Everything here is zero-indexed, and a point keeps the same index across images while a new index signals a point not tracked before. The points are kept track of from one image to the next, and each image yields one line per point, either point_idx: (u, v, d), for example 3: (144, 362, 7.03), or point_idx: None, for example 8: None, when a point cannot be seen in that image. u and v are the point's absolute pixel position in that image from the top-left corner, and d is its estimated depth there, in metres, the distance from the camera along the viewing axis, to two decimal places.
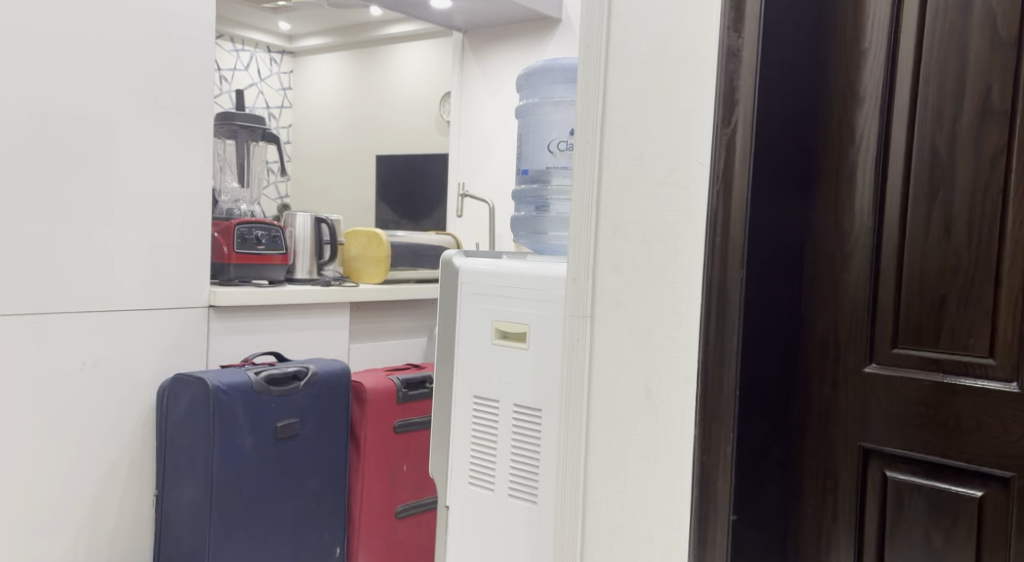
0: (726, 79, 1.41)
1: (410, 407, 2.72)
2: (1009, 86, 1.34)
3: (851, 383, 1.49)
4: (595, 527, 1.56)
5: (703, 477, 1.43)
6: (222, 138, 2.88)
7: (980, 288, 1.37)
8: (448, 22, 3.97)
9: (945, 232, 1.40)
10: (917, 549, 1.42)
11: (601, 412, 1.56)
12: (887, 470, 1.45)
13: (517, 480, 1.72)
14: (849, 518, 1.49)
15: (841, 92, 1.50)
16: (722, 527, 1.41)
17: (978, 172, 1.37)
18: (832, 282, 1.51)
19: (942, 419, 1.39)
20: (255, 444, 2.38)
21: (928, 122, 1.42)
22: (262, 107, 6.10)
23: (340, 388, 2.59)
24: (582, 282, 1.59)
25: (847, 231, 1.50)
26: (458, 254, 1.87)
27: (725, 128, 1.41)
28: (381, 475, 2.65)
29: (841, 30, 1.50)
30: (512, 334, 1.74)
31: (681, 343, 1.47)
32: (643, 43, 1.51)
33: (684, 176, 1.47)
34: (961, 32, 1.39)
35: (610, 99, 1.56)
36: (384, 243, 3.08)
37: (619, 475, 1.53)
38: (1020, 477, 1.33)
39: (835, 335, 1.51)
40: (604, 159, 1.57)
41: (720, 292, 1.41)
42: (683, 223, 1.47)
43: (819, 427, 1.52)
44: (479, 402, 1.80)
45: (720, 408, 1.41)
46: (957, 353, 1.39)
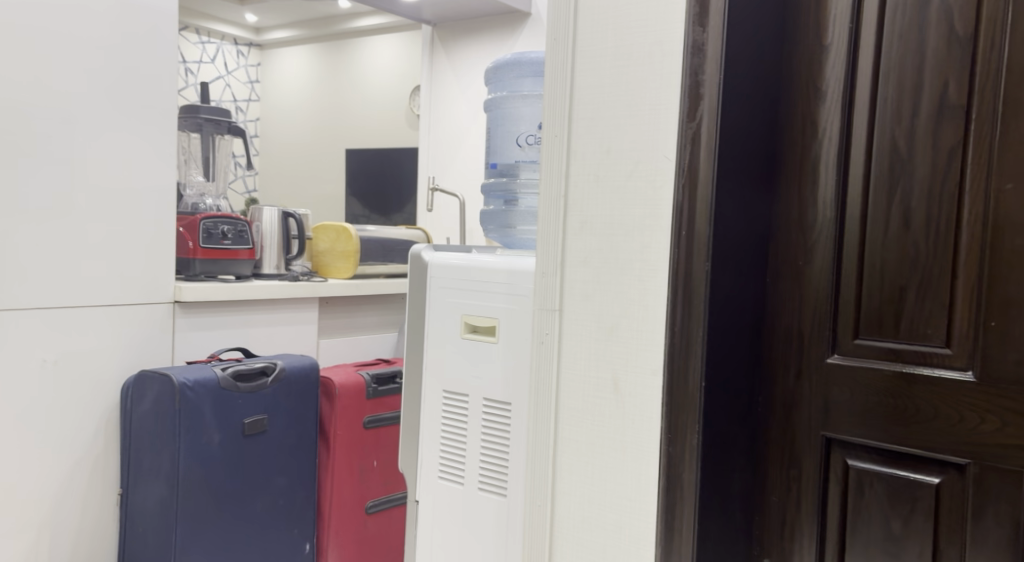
0: (690, 74, 1.42)
1: (380, 402, 2.71)
2: (965, 83, 1.38)
3: (814, 374, 1.51)
4: (564, 519, 1.58)
5: (669, 466, 1.45)
6: (186, 131, 2.85)
7: (938, 279, 1.40)
8: (417, 15, 3.96)
9: (904, 226, 1.43)
10: (878, 536, 1.46)
11: (570, 405, 1.57)
12: (849, 458, 1.48)
13: (487, 474, 1.73)
14: (812, 506, 1.52)
15: (803, 87, 1.52)
16: (688, 518, 1.43)
17: (936, 167, 1.41)
18: (795, 274, 1.53)
19: (901, 408, 1.42)
20: (223, 441, 2.37)
21: (889, 118, 1.44)
22: (228, 100, 6.04)
23: (310, 384, 2.58)
24: (550, 276, 1.59)
25: (810, 225, 1.52)
26: (426, 247, 1.87)
27: (690, 122, 1.42)
28: (351, 471, 2.65)
29: (804, 25, 1.51)
30: (482, 328, 1.75)
31: (647, 335, 1.49)
32: (610, 37, 1.52)
33: (651, 170, 1.48)
34: (920, 28, 1.41)
35: (577, 92, 1.56)
36: (353, 237, 3.05)
37: (587, 467, 1.55)
38: (975, 463, 1.36)
39: (798, 327, 1.53)
40: (572, 153, 1.58)
41: (686, 285, 1.43)
42: (649, 217, 1.48)
43: (783, 417, 1.55)
44: (449, 397, 1.80)
45: (686, 400, 1.43)
46: (915, 343, 1.42)
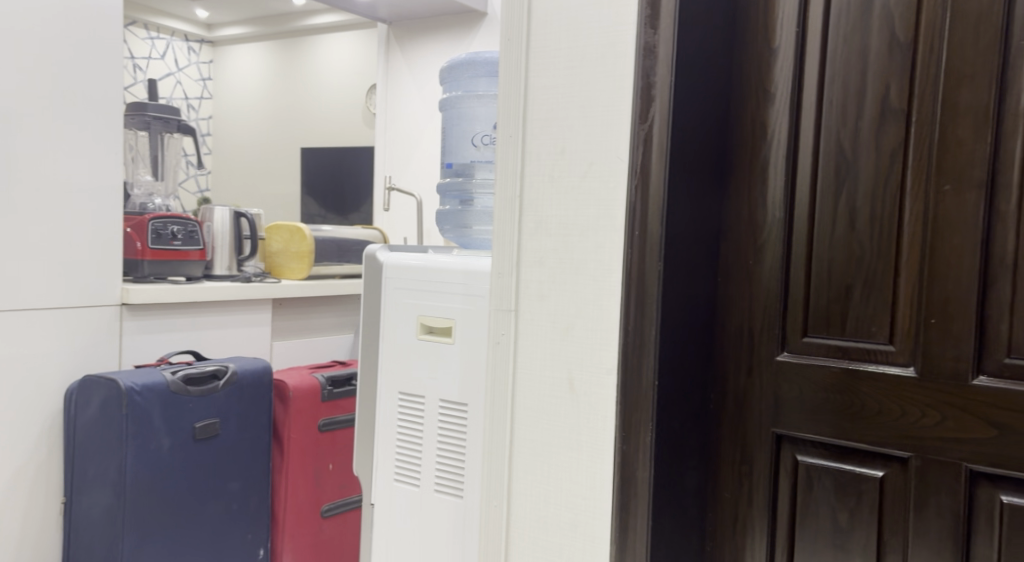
0: (642, 76, 1.44)
1: (335, 405, 2.68)
2: (907, 86, 1.42)
3: (764, 371, 1.54)
4: (519, 519, 1.59)
5: (623, 464, 1.46)
6: (133, 130, 2.80)
7: (882, 278, 1.44)
8: (373, 14, 3.94)
9: (850, 226, 1.47)
10: (826, 530, 1.49)
11: (526, 405, 1.58)
12: (798, 453, 1.51)
13: (443, 476, 1.73)
14: (763, 502, 1.55)
15: (752, 89, 1.55)
16: (642, 515, 1.45)
17: (879, 169, 1.44)
18: (746, 273, 1.56)
19: (849, 404, 1.45)
20: (173, 446, 2.33)
21: (834, 120, 1.48)
22: (179, 98, 5.94)
23: (263, 387, 2.56)
24: (506, 276, 1.60)
25: (759, 225, 1.54)
26: (382, 248, 1.86)
27: (642, 123, 1.44)
28: (306, 474, 2.62)
29: (753, 28, 1.54)
30: (438, 329, 1.75)
31: (601, 334, 1.50)
32: (564, 38, 1.53)
33: (604, 170, 1.50)
34: (863, 33, 1.45)
35: (531, 93, 1.57)
36: (307, 237, 3.03)
37: (543, 466, 1.56)
38: (917, 457, 1.40)
39: (749, 325, 1.56)
40: (526, 154, 1.58)
41: (639, 284, 1.45)
42: (604, 218, 1.50)
43: (734, 414, 1.57)
44: (405, 398, 1.79)
45: (639, 398, 1.45)
46: (861, 340, 1.46)
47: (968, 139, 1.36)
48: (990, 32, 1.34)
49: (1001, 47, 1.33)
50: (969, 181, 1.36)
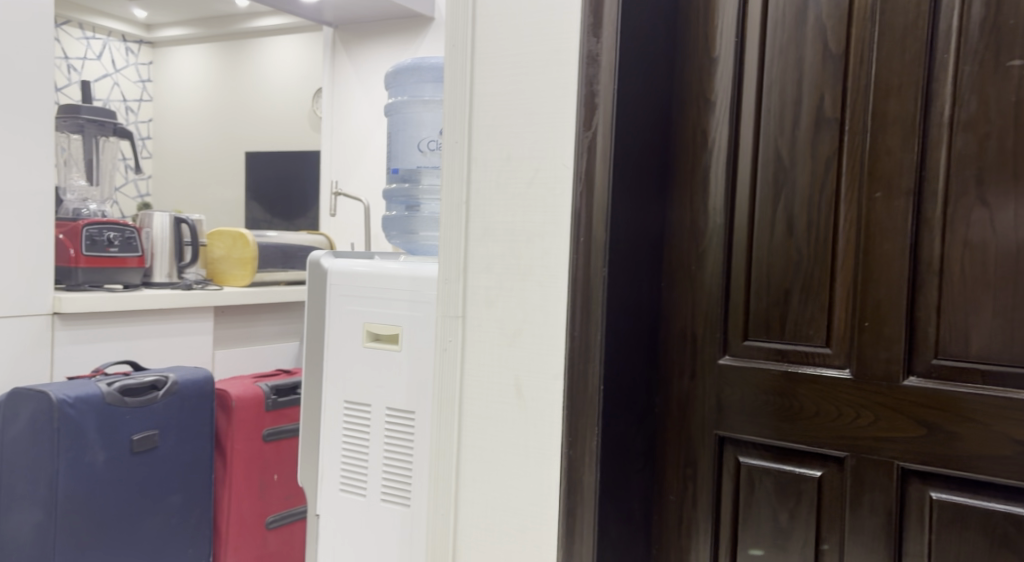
0: (586, 84, 1.46)
1: (280, 414, 2.64)
2: (840, 96, 1.46)
3: (708, 374, 1.56)
4: (466, 526, 1.59)
5: (570, 470, 1.47)
6: (66, 133, 2.73)
7: (819, 283, 1.48)
8: (318, 18, 3.91)
9: (788, 232, 1.50)
10: (767, 530, 1.52)
11: (473, 411, 1.58)
12: (740, 455, 1.54)
13: (390, 484, 1.73)
14: (707, 504, 1.57)
15: (694, 98, 1.58)
16: (588, 520, 1.46)
17: (814, 177, 1.48)
18: (689, 279, 1.59)
19: (789, 406, 1.49)
20: (108, 459, 2.28)
21: (772, 129, 1.51)
22: (117, 100, 5.81)
23: (206, 397, 2.51)
24: (453, 283, 1.60)
25: (701, 231, 1.57)
26: (327, 255, 1.85)
27: (586, 130, 1.46)
28: (250, 486, 2.57)
29: (694, 39, 1.57)
30: (384, 336, 1.74)
31: (548, 340, 1.51)
32: (508, 46, 1.54)
33: (550, 176, 1.51)
34: (799, 45, 1.49)
35: (477, 100, 1.58)
36: (250, 243, 2.99)
37: (489, 473, 1.57)
38: (853, 456, 1.44)
39: (692, 329, 1.58)
40: (472, 161, 1.59)
41: (585, 290, 1.46)
42: (549, 224, 1.51)
43: (679, 417, 1.59)
44: (351, 407, 1.78)
45: (586, 403, 1.46)
46: (799, 343, 1.49)
47: (896, 148, 1.41)
48: (917, 44, 1.39)
49: (926, 60, 1.38)
50: (898, 188, 1.41)
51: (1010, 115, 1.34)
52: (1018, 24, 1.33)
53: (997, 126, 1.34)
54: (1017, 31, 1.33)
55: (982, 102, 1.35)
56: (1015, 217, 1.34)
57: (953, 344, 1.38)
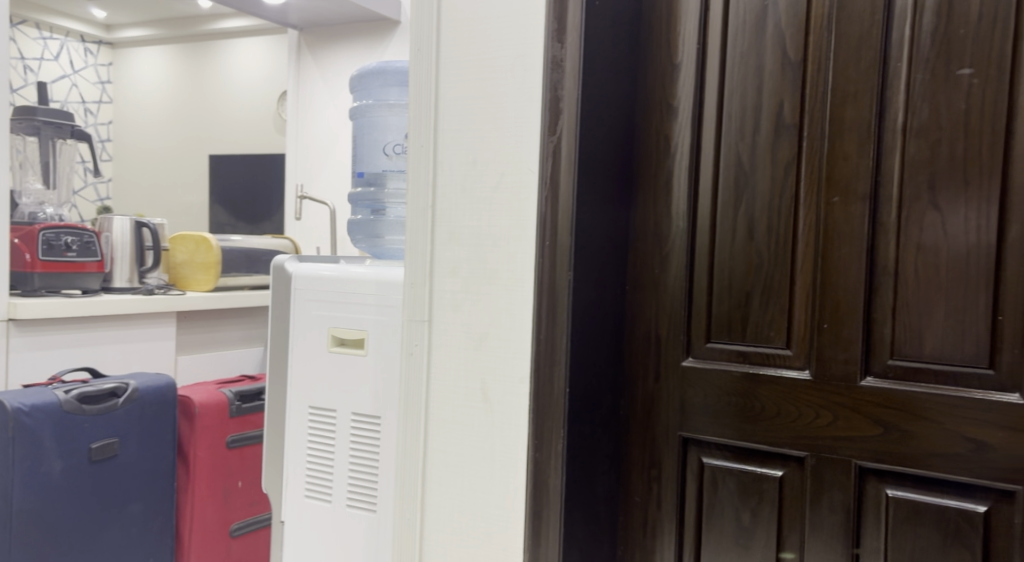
0: (550, 88, 1.47)
1: (244, 420, 2.59)
2: (799, 102, 1.48)
3: (671, 376, 1.58)
4: (432, 530, 1.59)
5: (536, 473, 1.48)
6: (22, 135, 2.68)
7: (779, 286, 1.50)
8: (283, 20, 3.88)
9: (749, 235, 1.52)
10: (729, 530, 1.54)
11: (440, 416, 1.58)
12: (703, 456, 1.56)
13: (355, 489, 1.72)
14: (671, 504, 1.59)
15: (656, 103, 1.59)
16: (554, 522, 1.47)
17: (774, 182, 1.50)
18: (653, 282, 1.60)
19: (750, 406, 1.51)
20: (66, 469, 2.20)
21: (733, 135, 1.54)
22: (75, 101, 5.72)
23: (166, 404, 2.45)
24: (419, 287, 1.60)
25: (665, 235, 1.59)
26: (291, 259, 1.84)
27: (551, 135, 1.47)
28: (213, 493, 2.52)
29: (657, 45, 1.59)
30: (349, 340, 1.74)
31: (514, 344, 1.52)
32: (473, 51, 1.55)
33: (515, 181, 1.52)
34: (758, 52, 1.51)
35: (442, 103, 1.58)
36: (214, 247, 2.94)
37: (455, 477, 1.57)
38: (813, 456, 1.47)
39: (656, 332, 1.60)
40: (438, 164, 1.59)
41: (550, 294, 1.47)
42: (514, 229, 1.52)
43: (644, 419, 1.61)
44: (316, 412, 1.77)
45: (552, 406, 1.47)
46: (760, 345, 1.52)
47: (852, 153, 1.44)
48: (872, 52, 1.42)
49: (881, 68, 1.42)
50: (855, 193, 1.44)
51: (960, 122, 1.37)
52: (968, 33, 1.36)
53: (948, 133, 1.38)
54: (967, 40, 1.37)
55: (933, 109, 1.39)
56: (966, 221, 1.37)
57: (908, 345, 1.41)
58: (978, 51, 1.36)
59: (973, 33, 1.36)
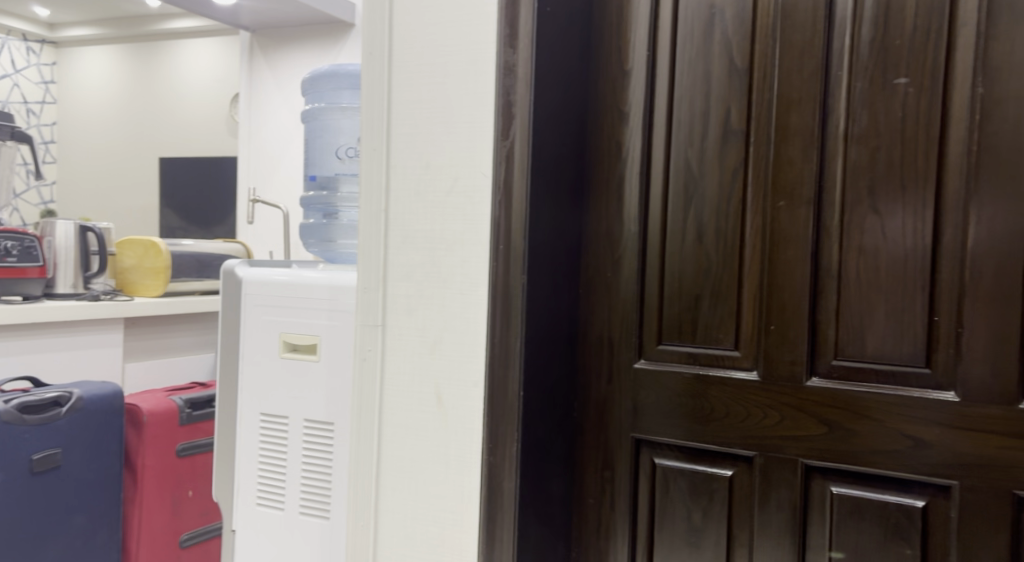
0: (503, 94, 1.48)
1: (195, 428, 2.55)
2: (745, 109, 1.51)
3: (624, 378, 1.60)
4: (386, 536, 1.58)
5: (490, 476, 1.49)
6: None
7: (728, 288, 1.53)
8: (235, 21, 3.83)
9: (698, 239, 1.55)
10: (681, 529, 1.56)
11: (393, 421, 1.58)
12: (655, 457, 1.58)
13: (308, 496, 1.71)
14: (624, 506, 1.60)
15: (608, 109, 1.61)
16: (508, 525, 1.48)
17: (722, 187, 1.53)
18: (605, 285, 1.62)
19: (701, 407, 1.54)
20: (6, 480, 2.15)
21: (682, 140, 1.56)
22: (18, 102, 5.59)
23: (112, 413, 2.39)
24: (372, 291, 1.59)
25: (617, 238, 1.61)
26: (242, 263, 1.82)
27: (504, 140, 1.48)
28: (163, 503, 2.47)
29: (608, 51, 1.61)
30: (302, 346, 1.73)
31: (468, 347, 1.52)
32: (425, 55, 1.55)
33: (470, 185, 1.52)
34: (706, 59, 1.54)
35: (394, 107, 1.58)
36: (163, 252, 2.89)
37: (409, 482, 1.56)
38: (761, 455, 1.49)
39: (609, 335, 1.62)
40: (391, 168, 1.58)
41: (504, 299, 1.48)
42: (468, 233, 1.52)
43: (597, 422, 1.62)
44: (268, 419, 1.76)
45: (506, 410, 1.48)
46: (710, 347, 1.54)
47: (797, 158, 1.47)
48: (814, 60, 1.46)
49: (823, 76, 1.46)
50: (799, 197, 1.47)
51: (897, 129, 1.42)
52: (904, 43, 1.41)
53: (886, 139, 1.42)
54: (903, 50, 1.41)
55: (872, 117, 1.43)
56: (903, 225, 1.42)
57: (851, 346, 1.45)
58: (913, 60, 1.40)
59: (909, 43, 1.41)
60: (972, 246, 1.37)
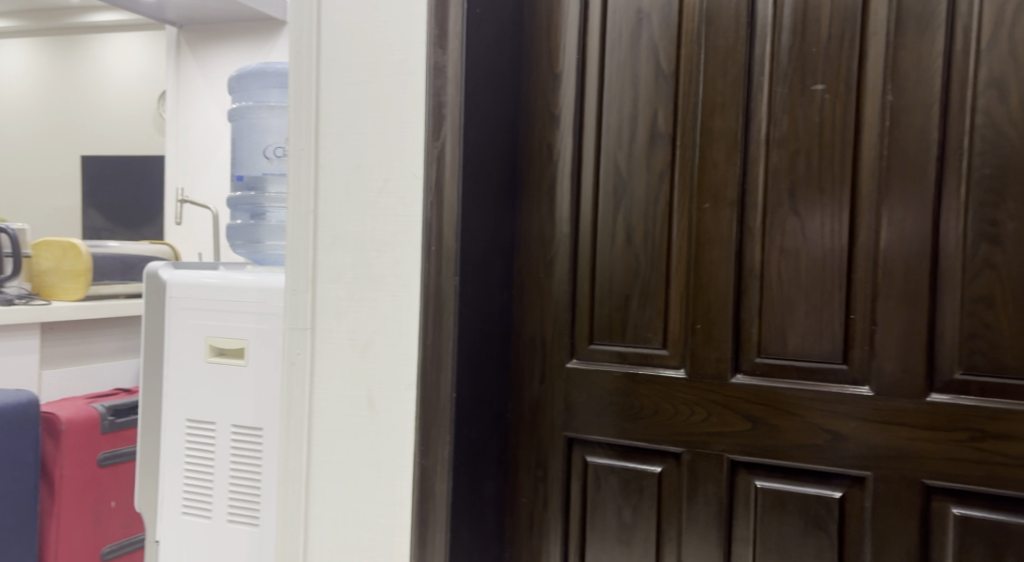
0: (433, 94, 1.47)
1: (117, 436, 2.48)
2: (672, 113, 1.54)
3: (557, 378, 1.61)
4: (317, 541, 1.56)
5: (422, 479, 1.48)
6: None
7: (656, 288, 1.55)
8: (161, 17, 3.73)
9: (627, 240, 1.57)
10: (612, 526, 1.58)
11: (324, 425, 1.56)
12: (587, 455, 1.60)
13: (235, 503, 1.68)
14: (557, 505, 1.61)
15: (539, 111, 1.62)
16: (440, 527, 1.48)
17: (650, 189, 1.55)
18: (539, 285, 1.63)
19: (631, 406, 1.56)
20: None
21: (611, 144, 1.57)
22: None
23: (28, 421, 2.26)
24: (301, 294, 1.56)
25: (549, 240, 1.62)
26: (166, 266, 1.77)
27: (435, 141, 1.48)
28: (83, 515, 2.39)
29: (538, 54, 1.62)
30: (229, 350, 1.69)
31: (400, 350, 1.51)
32: (354, 54, 1.53)
33: (400, 186, 1.51)
34: (634, 63, 1.56)
35: (323, 106, 1.55)
36: (84, 254, 2.77)
37: (341, 486, 1.55)
38: (689, 451, 1.52)
39: (542, 335, 1.62)
40: (320, 169, 1.56)
41: (436, 300, 1.48)
42: (400, 234, 1.51)
43: (530, 422, 1.63)
44: (193, 425, 1.72)
45: (438, 411, 1.48)
46: (639, 346, 1.56)
47: (721, 162, 1.50)
48: (738, 66, 1.49)
49: (745, 81, 1.49)
50: (724, 200, 1.50)
51: (815, 134, 1.45)
52: (820, 51, 1.45)
53: (805, 143, 1.46)
54: (820, 57, 1.45)
55: (792, 121, 1.47)
56: (822, 226, 1.45)
57: (774, 343, 1.48)
58: (830, 67, 1.44)
59: (825, 50, 1.45)
60: (884, 248, 1.42)
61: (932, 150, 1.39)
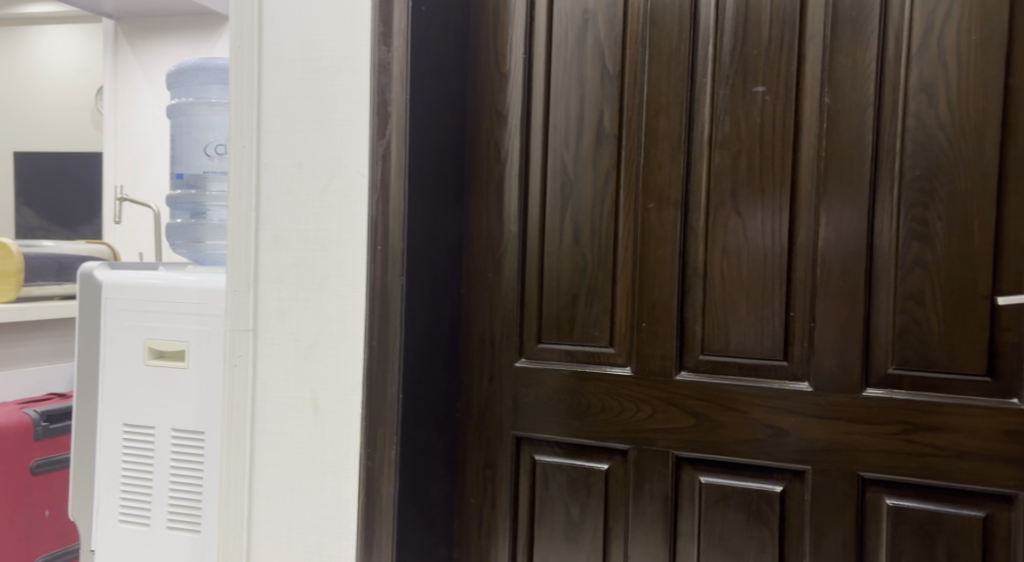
0: (377, 92, 1.46)
1: (51, 443, 2.40)
2: (618, 113, 1.54)
3: (504, 377, 1.60)
4: (260, 546, 1.53)
5: (368, 482, 1.47)
6: None
7: (603, 287, 1.56)
8: (98, 9, 3.63)
9: (575, 240, 1.57)
10: (560, 524, 1.58)
11: (267, 427, 1.53)
12: (535, 454, 1.60)
13: (175, 509, 1.64)
14: (505, 504, 1.61)
15: (485, 110, 1.61)
16: (387, 529, 1.46)
17: (597, 188, 1.56)
18: (486, 284, 1.62)
19: (579, 404, 1.56)
20: None
21: (557, 144, 1.58)
22: None
23: None
24: (242, 294, 1.53)
25: (497, 239, 1.61)
26: (101, 266, 1.72)
27: (380, 139, 1.46)
28: (15, 525, 2.31)
29: (483, 53, 1.61)
30: (168, 352, 1.65)
31: (345, 351, 1.49)
32: (297, 51, 1.50)
33: (344, 185, 1.49)
34: (580, 62, 1.56)
35: (265, 102, 1.52)
36: (15, 253, 2.66)
37: (285, 490, 1.52)
38: (635, 448, 1.53)
39: (490, 334, 1.62)
40: (261, 167, 1.53)
41: (382, 300, 1.46)
42: (344, 233, 1.49)
43: (478, 421, 1.62)
44: (131, 430, 1.67)
45: (384, 411, 1.47)
46: (586, 344, 1.57)
47: (665, 162, 1.52)
48: (683, 67, 1.50)
49: (689, 82, 1.50)
50: (669, 199, 1.51)
51: (757, 134, 1.47)
52: (761, 53, 1.47)
53: (747, 144, 1.48)
54: (761, 59, 1.47)
55: (735, 122, 1.48)
56: (763, 225, 1.47)
57: (718, 340, 1.50)
58: (770, 69, 1.46)
59: (766, 52, 1.46)
60: (824, 246, 1.45)
61: (869, 150, 1.42)
